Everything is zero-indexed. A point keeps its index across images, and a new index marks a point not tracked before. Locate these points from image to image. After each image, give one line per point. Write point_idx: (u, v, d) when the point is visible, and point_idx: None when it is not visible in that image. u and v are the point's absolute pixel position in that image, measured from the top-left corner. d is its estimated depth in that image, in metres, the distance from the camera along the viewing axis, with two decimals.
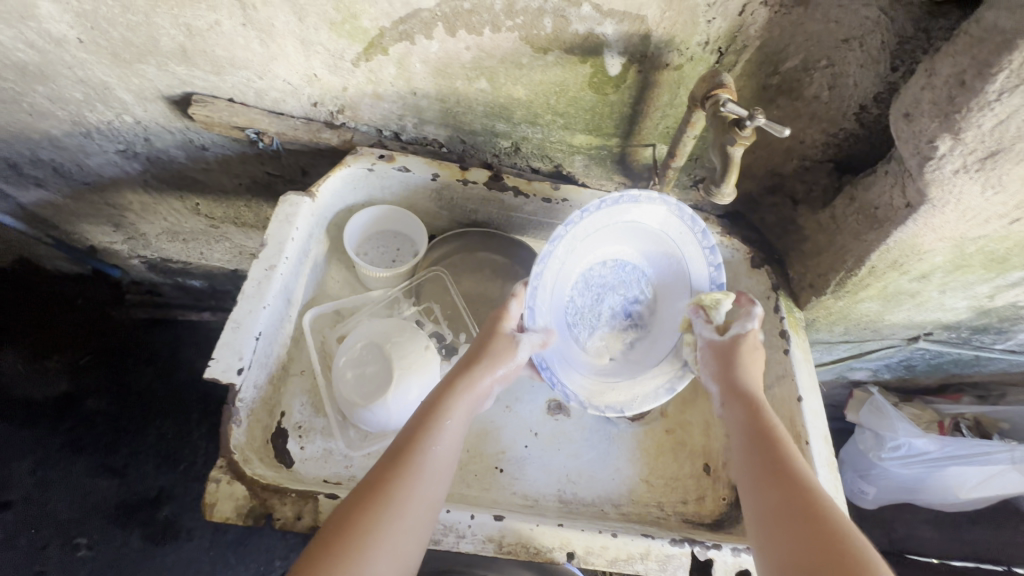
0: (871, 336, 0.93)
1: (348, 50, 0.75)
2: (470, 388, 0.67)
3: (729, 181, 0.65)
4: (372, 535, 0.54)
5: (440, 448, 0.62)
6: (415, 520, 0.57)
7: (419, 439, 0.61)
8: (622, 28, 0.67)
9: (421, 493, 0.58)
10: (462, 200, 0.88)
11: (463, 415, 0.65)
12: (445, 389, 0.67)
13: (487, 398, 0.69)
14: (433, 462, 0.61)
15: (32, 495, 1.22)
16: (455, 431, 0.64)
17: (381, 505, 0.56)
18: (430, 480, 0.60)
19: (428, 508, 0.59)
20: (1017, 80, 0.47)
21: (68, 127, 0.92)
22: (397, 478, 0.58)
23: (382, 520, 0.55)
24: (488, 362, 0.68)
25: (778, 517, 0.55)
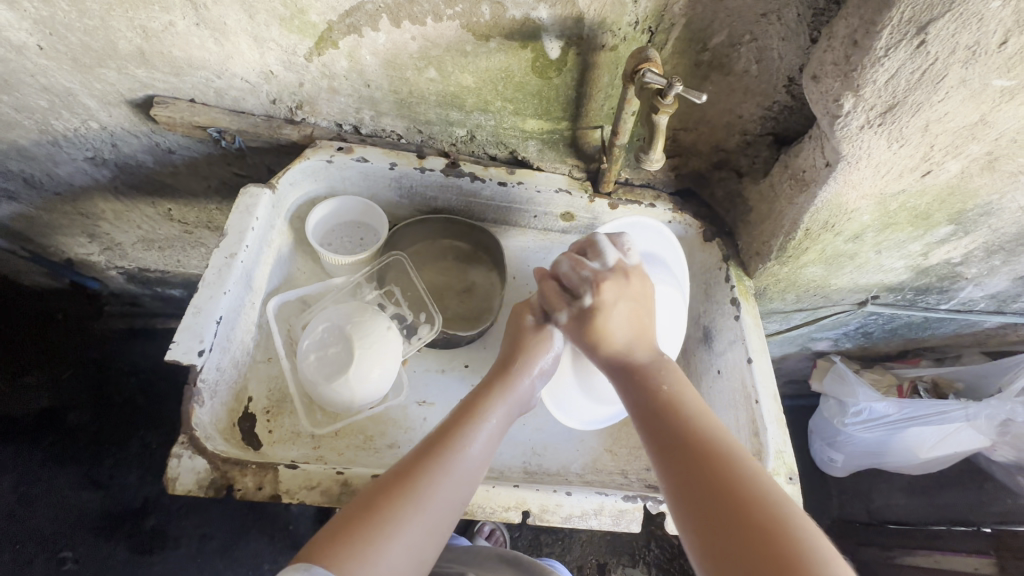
0: (822, 302, 0.97)
1: (300, 45, 0.78)
2: (506, 391, 0.70)
3: (657, 147, 0.71)
4: (402, 512, 0.56)
5: (485, 437, 0.65)
6: (447, 506, 0.59)
7: (459, 430, 0.64)
8: (556, 12, 0.71)
9: (447, 486, 0.59)
10: (421, 188, 0.91)
11: (505, 412, 0.69)
12: (489, 386, 0.70)
13: (524, 398, 0.72)
14: (467, 460, 0.62)
15: (17, 510, 1.23)
16: (497, 427, 0.67)
17: (418, 484, 0.58)
18: (467, 471, 0.62)
19: (463, 495, 0.61)
20: (899, 37, 0.52)
21: (35, 136, 0.94)
22: (432, 468, 0.59)
23: (415, 500, 0.57)
24: (527, 363, 0.73)
25: (692, 491, 0.54)
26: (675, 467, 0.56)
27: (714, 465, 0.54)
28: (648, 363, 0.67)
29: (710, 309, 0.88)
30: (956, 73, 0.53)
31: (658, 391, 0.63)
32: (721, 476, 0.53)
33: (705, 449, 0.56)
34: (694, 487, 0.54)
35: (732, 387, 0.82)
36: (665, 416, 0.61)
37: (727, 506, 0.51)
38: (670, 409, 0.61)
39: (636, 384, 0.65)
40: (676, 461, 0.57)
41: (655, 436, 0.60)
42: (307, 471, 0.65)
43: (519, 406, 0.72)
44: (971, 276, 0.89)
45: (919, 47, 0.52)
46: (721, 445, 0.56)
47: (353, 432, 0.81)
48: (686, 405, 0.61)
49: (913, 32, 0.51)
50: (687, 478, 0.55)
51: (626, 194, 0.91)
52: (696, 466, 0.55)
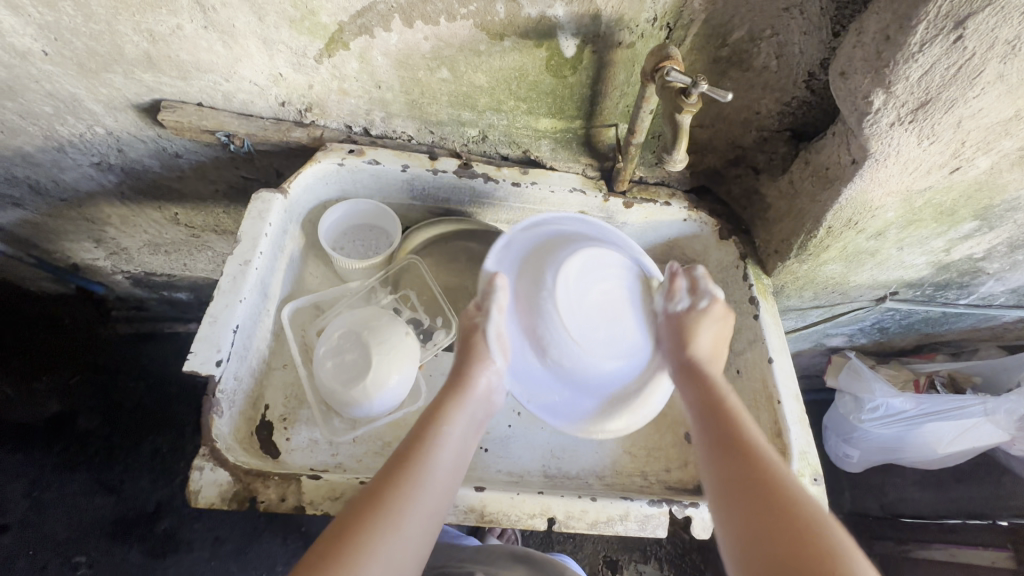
0: (840, 299, 0.96)
1: (311, 46, 0.77)
2: (466, 397, 0.68)
3: (681, 147, 0.70)
4: (368, 546, 0.53)
5: (443, 452, 0.63)
6: (417, 528, 0.57)
7: (420, 445, 0.62)
8: (572, 9, 0.69)
9: (419, 503, 0.58)
10: (433, 190, 0.90)
11: (463, 423, 0.66)
12: (441, 402, 0.67)
13: (484, 403, 0.70)
14: (432, 473, 0.61)
15: (28, 517, 1.22)
16: (456, 437, 0.65)
17: (378, 516, 0.56)
18: (436, 482, 0.60)
19: (431, 512, 0.59)
20: (934, 32, 0.52)
21: (40, 142, 0.93)
22: (395, 489, 0.58)
23: (382, 527, 0.55)
24: (477, 369, 0.69)
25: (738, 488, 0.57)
26: (727, 478, 0.59)
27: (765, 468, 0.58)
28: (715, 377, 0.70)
29: (728, 309, 0.88)
30: (992, 68, 0.52)
31: (731, 413, 0.65)
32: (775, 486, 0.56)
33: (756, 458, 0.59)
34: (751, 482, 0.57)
35: (753, 387, 0.82)
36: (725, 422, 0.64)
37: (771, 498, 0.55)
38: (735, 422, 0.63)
39: (694, 381, 0.70)
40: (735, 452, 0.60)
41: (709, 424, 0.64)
42: (330, 481, 0.64)
43: (479, 412, 0.69)
44: (992, 270, 0.88)
45: (955, 43, 0.51)
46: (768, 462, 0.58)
47: (371, 438, 0.81)
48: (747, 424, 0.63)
49: (950, 27, 0.51)
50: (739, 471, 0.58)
51: (642, 192, 0.90)
52: (762, 488, 0.56)
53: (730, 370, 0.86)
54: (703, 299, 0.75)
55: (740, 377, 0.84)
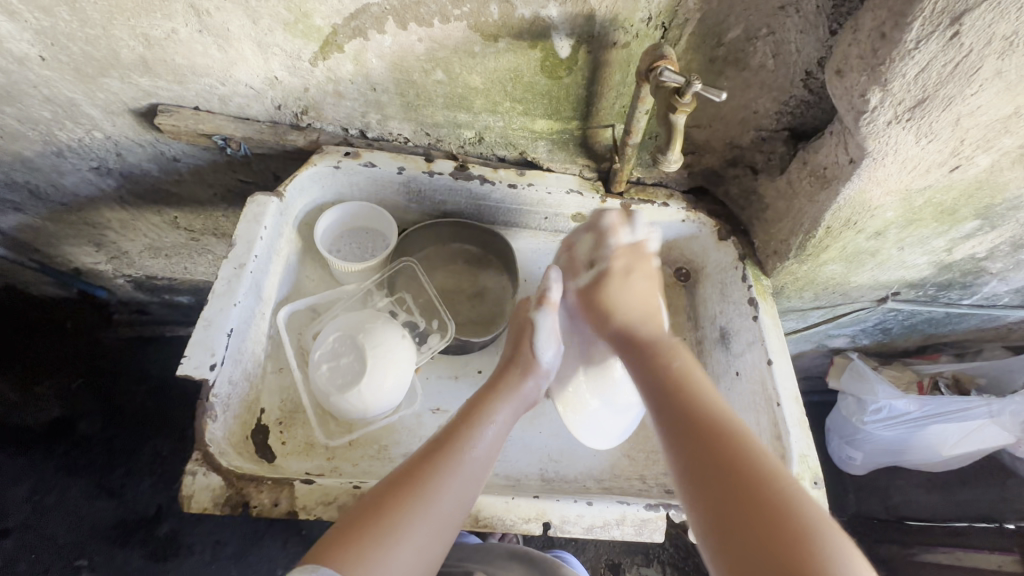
0: (841, 300, 0.95)
1: (305, 50, 0.77)
2: (513, 393, 0.71)
3: (675, 147, 0.69)
4: (407, 520, 0.55)
5: (488, 438, 0.65)
6: (454, 506, 0.58)
7: (462, 429, 0.64)
8: (566, 9, 0.69)
9: (453, 488, 0.59)
10: (430, 192, 0.89)
11: (506, 415, 0.69)
12: (486, 392, 0.70)
13: (525, 401, 0.73)
14: (470, 461, 0.61)
15: (29, 520, 1.22)
16: (500, 427, 0.67)
17: (424, 486, 0.57)
18: (474, 469, 0.61)
19: (471, 494, 0.60)
20: (930, 28, 0.51)
21: (40, 147, 0.94)
22: (433, 471, 0.59)
23: (423, 501, 0.56)
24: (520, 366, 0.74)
25: (700, 478, 0.55)
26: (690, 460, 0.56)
27: (742, 472, 0.53)
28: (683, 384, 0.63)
29: (727, 310, 0.87)
30: (990, 64, 0.52)
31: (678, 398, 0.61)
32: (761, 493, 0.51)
33: (709, 437, 0.57)
34: (734, 497, 0.52)
35: (752, 390, 0.81)
36: (675, 405, 0.61)
37: (750, 506, 0.51)
38: (691, 410, 0.60)
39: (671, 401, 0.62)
40: (709, 465, 0.55)
41: (677, 433, 0.59)
42: (323, 486, 0.64)
43: (520, 406, 0.72)
44: (996, 270, 0.87)
45: (951, 39, 0.51)
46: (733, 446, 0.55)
47: (367, 442, 0.80)
48: (702, 400, 0.61)
49: (946, 23, 0.50)
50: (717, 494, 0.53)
51: (639, 193, 0.89)
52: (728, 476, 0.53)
53: (729, 372, 0.86)
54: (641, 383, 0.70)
55: (739, 379, 0.84)
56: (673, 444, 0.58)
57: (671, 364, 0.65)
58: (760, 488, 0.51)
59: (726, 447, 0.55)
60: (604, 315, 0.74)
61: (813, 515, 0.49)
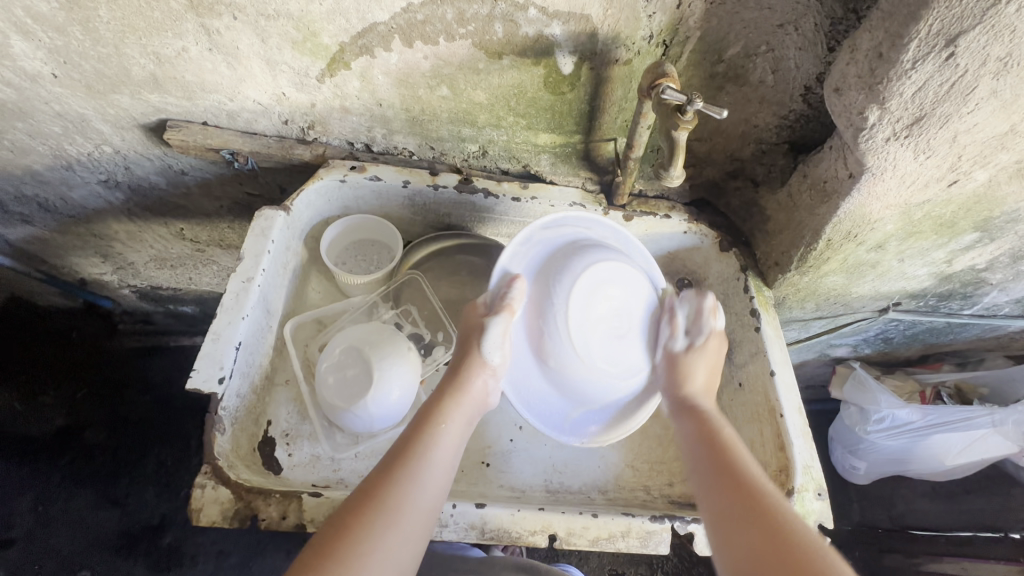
0: (842, 310, 0.96)
1: (312, 67, 0.78)
2: (462, 397, 0.70)
3: (677, 163, 0.71)
4: (372, 533, 0.55)
5: (440, 447, 0.64)
6: (412, 520, 0.58)
7: (419, 440, 0.64)
8: (569, 28, 0.70)
9: (416, 499, 0.59)
10: (434, 205, 0.90)
11: (459, 421, 0.68)
12: (438, 399, 0.69)
13: (479, 403, 0.72)
14: (428, 471, 0.62)
15: (34, 530, 1.23)
16: (452, 433, 0.67)
17: (384, 500, 0.58)
18: (434, 477, 0.62)
19: (427, 507, 0.60)
20: (927, 49, 0.52)
21: (50, 161, 0.95)
22: (393, 484, 0.59)
23: (377, 520, 0.56)
24: (475, 369, 0.71)
25: (722, 504, 0.60)
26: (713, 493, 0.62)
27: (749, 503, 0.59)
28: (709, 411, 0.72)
29: (730, 321, 0.88)
30: (986, 84, 0.53)
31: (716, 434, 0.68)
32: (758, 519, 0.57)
33: (733, 473, 0.62)
34: (743, 524, 0.57)
35: (755, 401, 0.81)
36: (709, 444, 0.67)
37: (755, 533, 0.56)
38: (723, 447, 0.66)
39: (692, 415, 0.71)
40: (724, 501, 0.60)
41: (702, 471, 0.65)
42: (331, 498, 0.64)
43: (476, 406, 0.71)
44: (996, 281, 0.88)
45: (947, 60, 0.52)
46: (752, 483, 0.61)
47: (373, 454, 0.81)
48: (735, 448, 0.66)
49: (942, 44, 0.51)
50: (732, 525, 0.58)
51: (641, 205, 0.90)
52: (742, 506, 0.58)
53: (732, 382, 0.87)
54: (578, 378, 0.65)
55: (742, 390, 0.84)
56: (703, 480, 0.64)
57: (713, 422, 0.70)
58: (768, 514, 0.57)
59: (744, 484, 0.61)
60: (673, 371, 0.74)
61: (813, 541, 0.53)
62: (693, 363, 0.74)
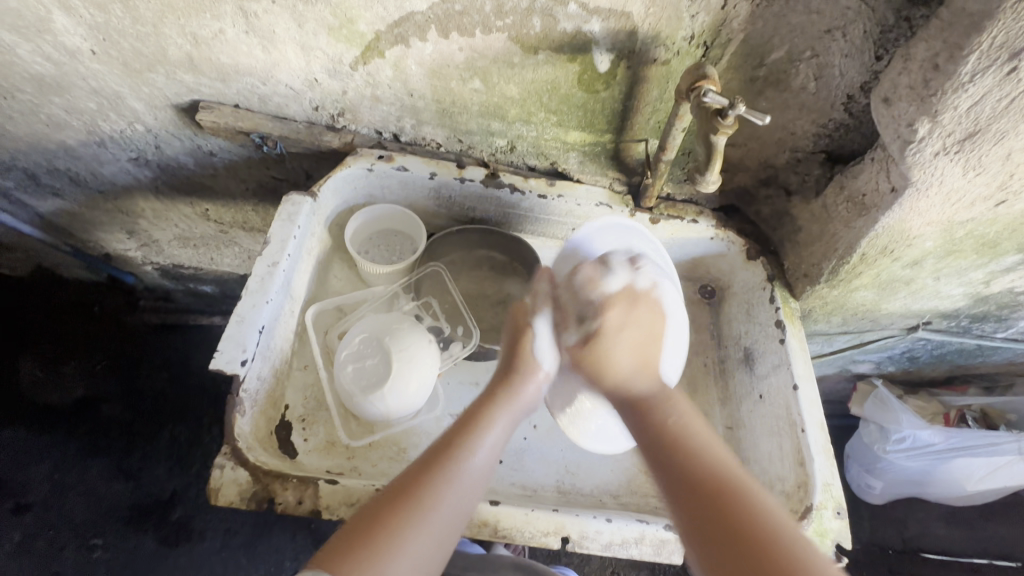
0: (870, 327, 0.93)
1: (347, 54, 0.78)
2: (512, 396, 0.68)
3: (714, 168, 0.69)
4: (402, 530, 0.55)
5: (484, 456, 0.63)
6: (450, 518, 0.58)
7: (464, 434, 0.63)
8: (609, 25, 0.69)
9: (450, 501, 0.58)
10: (460, 199, 0.90)
11: (506, 421, 0.67)
12: (492, 390, 0.69)
13: (529, 405, 0.70)
14: (466, 473, 0.60)
15: (49, 498, 1.26)
16: (497, 438, 0.65)
17: (419, 499, 0.57)
18: (471, 480, 0.61)
19: (458, 523, 0.59)
20: (988, 61, 0.50)
21: (82, 136, 0.96)
22: (428, 482, 0.58)
23: (417, 515, 0.56)
24: (529, 371, 0.69)
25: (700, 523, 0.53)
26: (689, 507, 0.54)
27: (721, 484, 0.54)
28: (648, 395, 0.62)
29: (754, 331, 0.87)
30: None
31: (664, 422, 0.59)
32: (732, 512, 0.52)
33: (700, 476, 0.55)
34: (717, 535, 0.51)
35: (776, 413, 0.80)
36: (669, 445, 0.58)
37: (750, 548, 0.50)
38: (675, 438, 0.58)
39: (637, 414, 0.62)
40: (679, 485, 0.56)
41: (646, 447, 0.60)
42: (347, 487, 0.65)
43: (526, 408, 0.69)
44: None
45: (1009, 74, 0.50)
46: (745, 501, 0.52)
47: (387, 444, 0.81)
48: (693, 437, 0.58)
49: (1004, 58, 0.49)
50: (698, 503, 0.54)
51: (670, 208, 0.89)
52: (721, 521, 0.52)
53: (753, 395, 0.85)
54: (595, 320, 0.66)
55: (763, 402, 0.83)
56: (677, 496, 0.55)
57: (656, 401, 0.61)
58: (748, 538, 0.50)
59: (722, 498, 0.53)
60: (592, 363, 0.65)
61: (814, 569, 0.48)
62: (611, 340, 0.64)
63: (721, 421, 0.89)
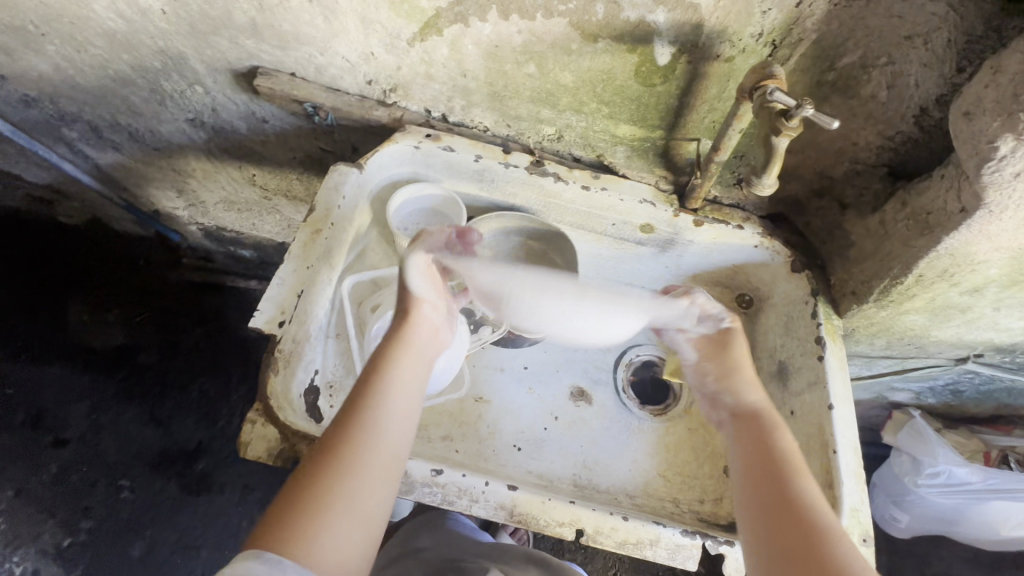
0: (915, 353, 0.90)
1: (405, 29, 0.78)
2: (410, 336, 0.68)
3: (773, 171, 0.67)
4: (332, 480, 0.54)
5: (398, 404, 0.63)
6: (380, 460, 0.58)
7: (374, 381, 0.62)
8: (673, 16, 0.67)
9: (376, 444, 0.58)
10: (503, 184, 0.90)
11: (412, 362, 0.67)
12: (387, 342, 0.67)
13: (432, 342, 0.71)
14: (382, 416, 0.60)
15: (87, 434, 1.30)
16: (406, 384, 0.64)
17: (343, 450, 0.56)
18: (390, 420, 0.60)
19: (386, 472, 0.57)
20: None
21: (145, 94, 1.00)
22: (347, 434, 0.57)
23: (345, 463, 0.55)
24: (410, 309, 0.70)
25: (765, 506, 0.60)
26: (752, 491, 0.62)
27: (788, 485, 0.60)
28: (756, 408, 0.70)
29: (790, 345, 0.84)
30: None
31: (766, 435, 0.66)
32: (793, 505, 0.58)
33: (777, 470, 0.62)
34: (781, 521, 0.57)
35: (807, 432, 0.77)
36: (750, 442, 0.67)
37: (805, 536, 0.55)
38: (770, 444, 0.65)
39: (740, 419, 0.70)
40: (751, 473, 0.63)
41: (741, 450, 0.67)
42: None
43: (428, 350, 0.70)
44: None
45: None
46: (800, 496, 0.59)
47: None
48: (783, 446, 0.64)
49: None
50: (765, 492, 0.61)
51: (714, 212, 0.87)
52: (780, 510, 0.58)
53: (783, 410, 0.83)
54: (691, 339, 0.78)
55: (793, 419, 0.80)
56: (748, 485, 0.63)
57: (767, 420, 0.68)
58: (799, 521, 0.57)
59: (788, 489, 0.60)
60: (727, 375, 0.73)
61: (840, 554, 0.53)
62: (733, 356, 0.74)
63: None
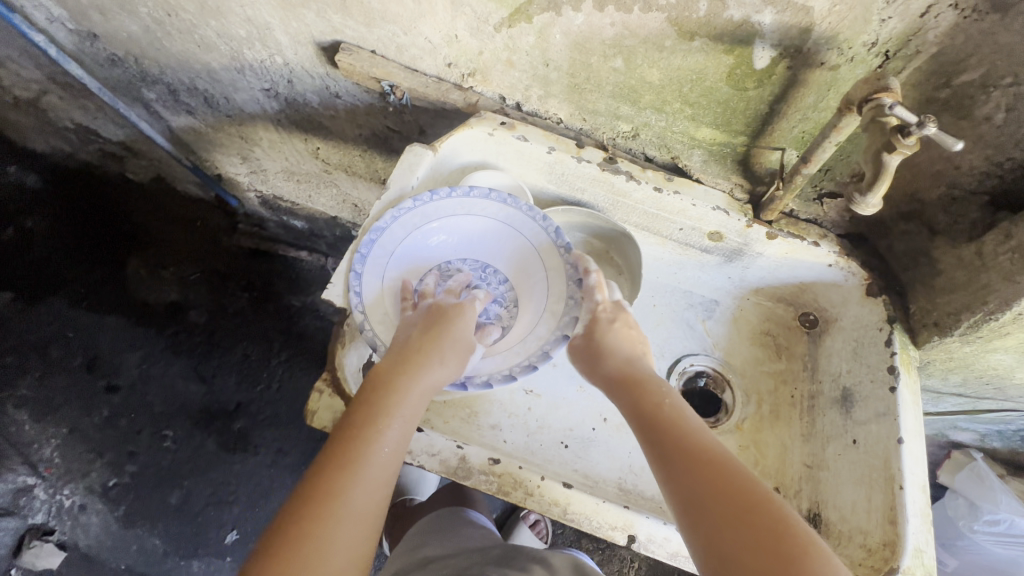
0: (992, 394, 0.85)
1: (495, 14, 0.77)
2: (411, 373, 0.64)
3: (880, 191, 0.63)
4: (327, 526, 0.52)
5: (390, 445, 0.59)
6: (372, 499, 0.55)
7: (366, 420, 0.59)
8: (781, 18, 0.64)
9: (368, 483, 0.55)
10: (574, 179, 0.88)
11: (413, 400, 0.63)
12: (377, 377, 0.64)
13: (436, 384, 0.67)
14: (375, 456, 0.57)
15: (136, 384, 1.38)
16: (403, 423, 0.61)
17: (332, 494, 0.53)
18: (382, 458, 0.57)
19: (375, 513, 0.55)
20: None
21: (227, 62, 1.02)
22: (333, 475, 0.54)
23: (338, 508, 0.53)
24: (423, 355, 0.66)
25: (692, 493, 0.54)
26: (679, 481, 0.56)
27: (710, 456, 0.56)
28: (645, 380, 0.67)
29: (857, 372, 0.81)
30: None
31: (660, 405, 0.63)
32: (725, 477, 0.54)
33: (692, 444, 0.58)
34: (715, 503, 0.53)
35: (869, 463, 0.74)
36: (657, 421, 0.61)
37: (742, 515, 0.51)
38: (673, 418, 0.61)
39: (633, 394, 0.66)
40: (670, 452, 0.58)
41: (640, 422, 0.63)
42: (429, 437, 0.67)
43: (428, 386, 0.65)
44: None
45: None
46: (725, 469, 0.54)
47: (460, 404, 0.83)
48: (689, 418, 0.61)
49: None
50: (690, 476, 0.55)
51: (789, 226, 0.83)
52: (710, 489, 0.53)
53: (844, 438, 0.80)
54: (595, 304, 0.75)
55: (855, 447, 0.77)
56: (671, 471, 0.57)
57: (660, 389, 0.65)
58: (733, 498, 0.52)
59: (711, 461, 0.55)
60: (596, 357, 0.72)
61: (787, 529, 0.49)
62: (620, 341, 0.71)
63: (799, 457, 0.84)
